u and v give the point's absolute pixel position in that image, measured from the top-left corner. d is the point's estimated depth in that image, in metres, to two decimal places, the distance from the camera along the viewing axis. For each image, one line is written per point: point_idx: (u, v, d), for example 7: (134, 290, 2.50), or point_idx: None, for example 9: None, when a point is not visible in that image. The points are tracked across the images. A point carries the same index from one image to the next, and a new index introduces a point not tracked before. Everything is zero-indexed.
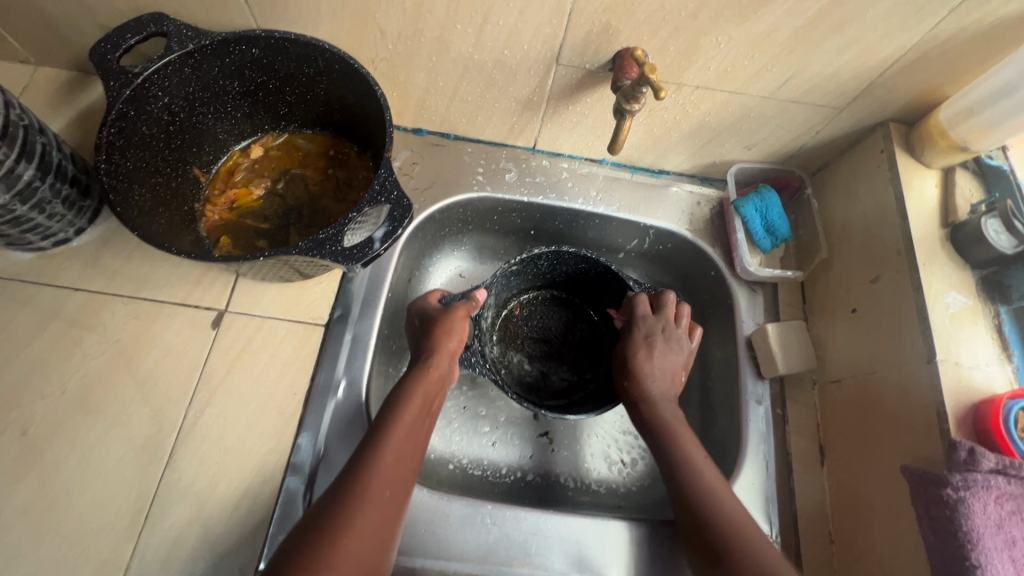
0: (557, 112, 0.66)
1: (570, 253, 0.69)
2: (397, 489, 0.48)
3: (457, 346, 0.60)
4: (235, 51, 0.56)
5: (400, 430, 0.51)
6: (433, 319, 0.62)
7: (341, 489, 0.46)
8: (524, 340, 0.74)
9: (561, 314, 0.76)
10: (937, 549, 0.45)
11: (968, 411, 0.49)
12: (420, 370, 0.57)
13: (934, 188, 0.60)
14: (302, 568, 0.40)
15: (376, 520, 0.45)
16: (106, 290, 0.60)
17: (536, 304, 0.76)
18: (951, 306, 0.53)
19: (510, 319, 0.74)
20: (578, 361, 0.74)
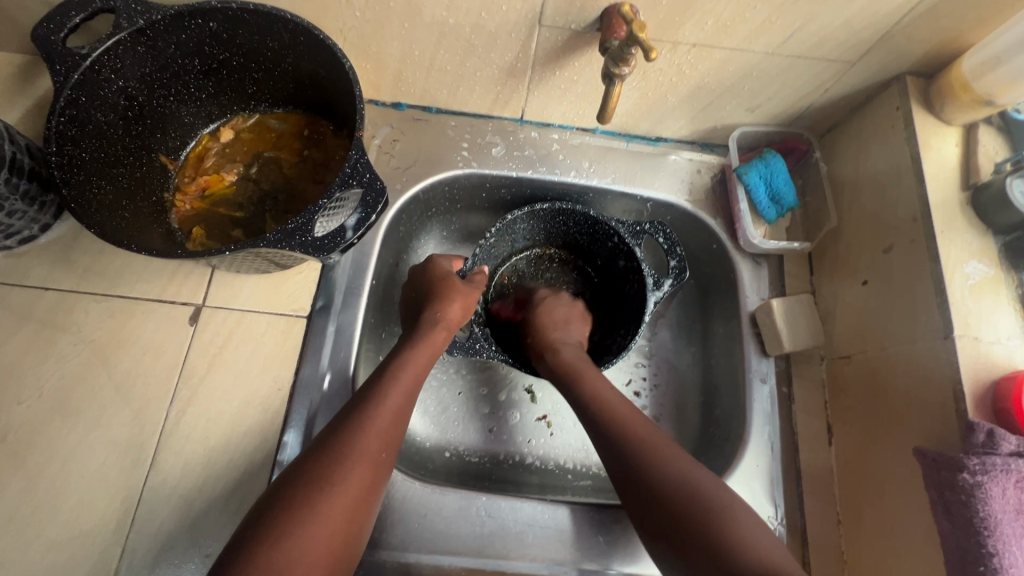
0: (543, 79, 0.62)
1: (545, 209, 0.67)
2: (378, 468, 0.46)
3: (460, 315, 0.60)
4: (190, 26, 0.52)
5: (392, 407, 0.49)
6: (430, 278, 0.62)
7: (318, 460, 0.44)
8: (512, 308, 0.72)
9: (550, 274, 0.74)
10: (951, 535, 0.44)
11: (987, 389, 0.46)
12: (425, 337, 0.56)
13: (955, 147, 0.55)
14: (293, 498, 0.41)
15: (349, 501, 0.43)
16: (78, 288, 0.58)
17: (526, 269, 0.73)
18: (971, 277, 0.50)
19: (500, 288, 0.72)
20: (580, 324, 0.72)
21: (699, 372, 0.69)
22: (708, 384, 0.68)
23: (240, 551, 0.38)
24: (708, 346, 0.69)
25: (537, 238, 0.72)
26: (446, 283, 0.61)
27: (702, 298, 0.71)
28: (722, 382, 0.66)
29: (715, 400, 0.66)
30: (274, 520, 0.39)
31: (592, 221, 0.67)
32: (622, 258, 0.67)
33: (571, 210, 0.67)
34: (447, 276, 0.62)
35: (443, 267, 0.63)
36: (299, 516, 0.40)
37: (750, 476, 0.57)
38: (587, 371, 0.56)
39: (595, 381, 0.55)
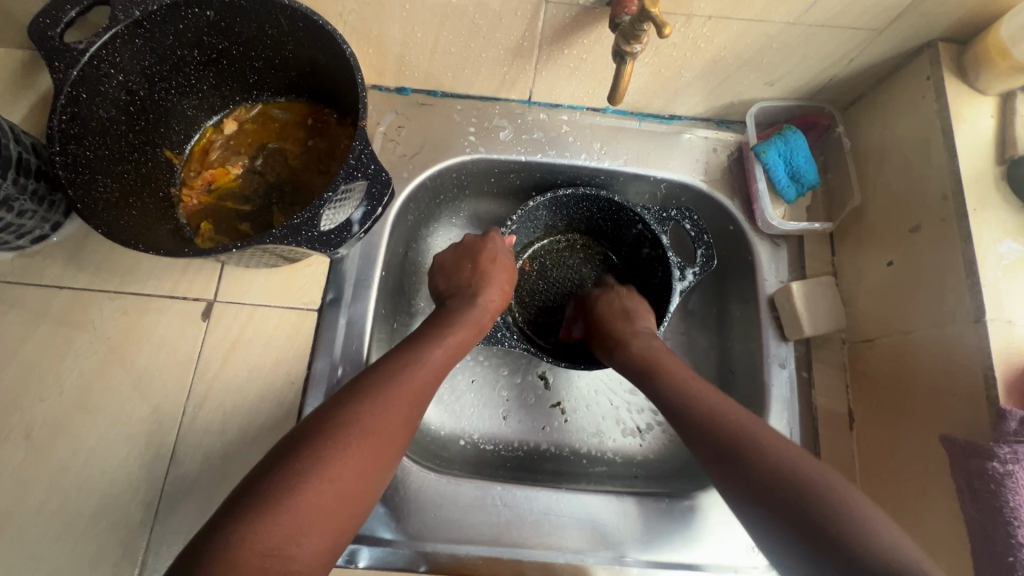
0: (551, 58, 0.59)
1: (567, 195, 0.65)
2: (405, 423, 0.46)
3: (497, 299, 0.60)
4: (188, 15, 0.51)
5: (423, 371, 0.49)
6: (475, 248, 0.63)
7: (348, 403, 0.45)
8: (534, 295, 0.70)
9: (572, 261, 0.72)
10: (979, 525, 0.43)
11: (1019, 376, 0.44)
12: (469, 315, 0.57)
13: (990, 118, 0.51)
14: (339, 420, 0.43)
15: (372, 446, 0.43)
16: (92, 286, 0.58)
17: (546, 257, 0.72)
18: (1005, 257, 0.47)
19: (522, 277, 0.71)
20: None
21: (716, 357, 0.68)
22: (724, 369, 0.66)
23: (263, 476, 0.39)
24: (725, 330, 0.68)
25: (556, 223, 0.70)
26: (494, 265, 0.62)
27: (718, 280, 0.69)
28: (739, 367, 0.65)
29: (731, 385, 0.65)
30: (318, 440, 0.41)
31: (613, 206, 0.65)
32: (647, 245, 0.65)
33: (594, 195, 0.65)
34: (496, 257, 0.62)
35: (497, 244, 0.63)
36: (322, 449, 0.41)
37: None
38: (665, 359, 0.55)
39: (671, 368, 0.54)
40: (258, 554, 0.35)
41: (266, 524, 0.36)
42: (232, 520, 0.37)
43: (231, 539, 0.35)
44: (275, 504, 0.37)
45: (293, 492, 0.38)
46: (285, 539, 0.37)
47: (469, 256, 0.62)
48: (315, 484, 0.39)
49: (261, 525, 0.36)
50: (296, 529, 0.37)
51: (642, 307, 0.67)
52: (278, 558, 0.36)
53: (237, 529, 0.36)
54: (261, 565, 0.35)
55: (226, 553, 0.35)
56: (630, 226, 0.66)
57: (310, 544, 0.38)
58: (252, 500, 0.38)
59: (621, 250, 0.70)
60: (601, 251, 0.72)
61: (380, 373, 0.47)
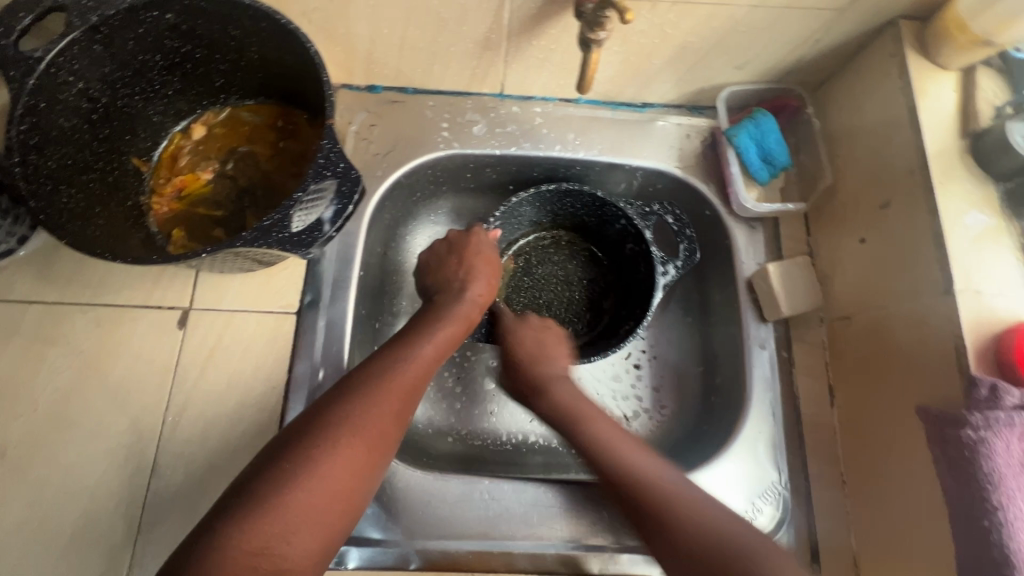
0: (520, 50, 0.59)
1: (550, 191, 0.65)
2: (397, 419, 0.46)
3: (485, 289, 0.60)
4: (147, 19, 0.50)
5: (415, 366, 0.49)
6: (460, 245, 0.62)
7: (339, 400, 0.44)
8: (520, 293, 0.70)
9: (557, 257, 0.72)
10: (955, 493, 0.43)
11: (990, 343, 0.45)
12: (457, 309, 0.56)
13: (953, 93, 0.52)
14: (330, 416, 0.43)
15: (365, 443, 0.43)
16: (63, 299, 0.57)
17: (531, 253, 0.72)
18: (971, 229, 0.48)
19: (507, 272, 0.70)
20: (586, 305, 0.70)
21: (698, 340, 0.68)
22: (707, 352, 0.67)
23: (252, 475, 0.40)
24: (706, 313, 0.68)
25: (542, 220, 0.71)
26: (484, 259, 0.61)
27: (697, 265, 0.70)
28: (721, 350, 0.65)
29: (714, 368, 0.65)
30: (307, 437, 0.41)
31: (596, 204, 0.66)
32: (630, 241, 0.66)
33: (579, 193, 0.65)
34: (481, 252, 0.62)
35: (481, 239, 0.63)
36: (313, 447, 0.41)
37: (751, 442, 0.58)
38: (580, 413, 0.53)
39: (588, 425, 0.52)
40: (247, 553, 0.36)
41: (255, 523, 0.37)
42: (215, 525, 0.37)
43: (217, 542, 0.35)
44: (264, 504, 0.38)
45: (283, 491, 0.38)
46: (275, 537, 0.37)
47: (456, 253, 0.62)
48: (305, 482, 0.39)
49: (250, 523, 0.37)
50: (287, 528, 0.37)
51: (628, 302, 0.67)
52: (267, 556, 0.36)
53: (224, 529, 0.36)
54: (250, 563, 0.35)
55: (213, 550, 0.35)
56: (614, 221, 0.66)
57: (302, 543, 0.38)
58: (241, 498, 0.38)
59: (605, 244, 0.70)
60: (585, 249, 0.72)
61: (371, 369, 0.47)
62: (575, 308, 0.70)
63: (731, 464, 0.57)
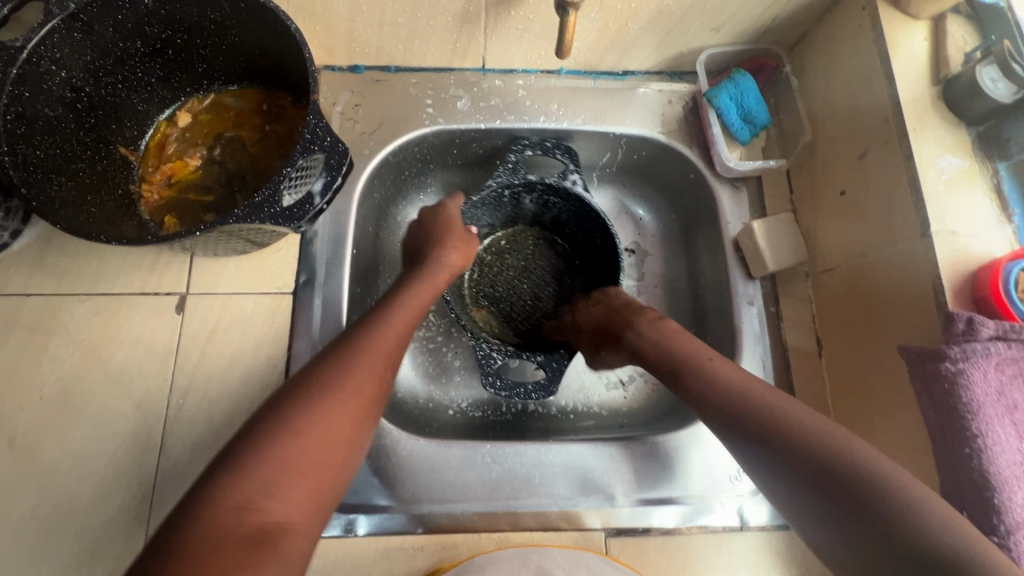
0: (498, 20, 0.60)
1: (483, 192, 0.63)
2: (375, 388, 0.46)
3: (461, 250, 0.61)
4: (125, 5, 0.51)
5: (385, 339, 0.49)
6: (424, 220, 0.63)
7: (317, 376, 0.44)
8: (518, 318, 0.69)
9: (501, 256, 0.71)
10: (936, 424, 0.45)
11: (966, 280, 0.46)
12: (430, 277, 0.58)
13: (924, 41, 0.53)
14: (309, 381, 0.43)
15: (347, 408, 0.43)
16: (59, 290, 0.58)
17: (482, 280, 0.70)
18: (945, 171, 0.49)
19: (485, 322, 0.69)
20: (562, 270, 0.72)
21: (689, 302, 0.70)
22: (698, 313, 0.68)
23: (236, 440, 0.39)
24: (695, 277, 0.70)
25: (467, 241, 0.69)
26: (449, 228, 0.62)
27: (684, 230, 0.72)
28: (711, 309, 0.67)
29: (705, 328, 0.67)
30: (292, 401, 0.42)
31: (515, 188, 0.65)
32: (578, 214, 0.67)
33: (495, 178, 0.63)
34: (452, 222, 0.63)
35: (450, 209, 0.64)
36: (297, 413, 0.41)
37: None
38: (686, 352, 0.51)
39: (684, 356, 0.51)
40: (231, 508, 0.35)
41: (240, 483, 0.36)
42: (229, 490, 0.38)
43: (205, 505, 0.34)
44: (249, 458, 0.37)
45: (268, 452, 0.38)
46: (260, 491, 0.36)
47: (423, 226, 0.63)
48: (289, 444, 0.39)
49: (236, 478, 0.36)
50: (273, 486, 0.37)
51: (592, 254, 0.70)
52: (253, 510, 0.35)
53: (209, 488, 0.35)
54: (237, 517, 0.34)
55: (201, 514, 0.34)
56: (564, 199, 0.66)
57: (290, 498, 0.37)
58: (226, 459, 0.38)
59: (539, 219, 0.71)
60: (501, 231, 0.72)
61: (348, 343, 0.48)
62: (554, 275, 0.71)
63: None
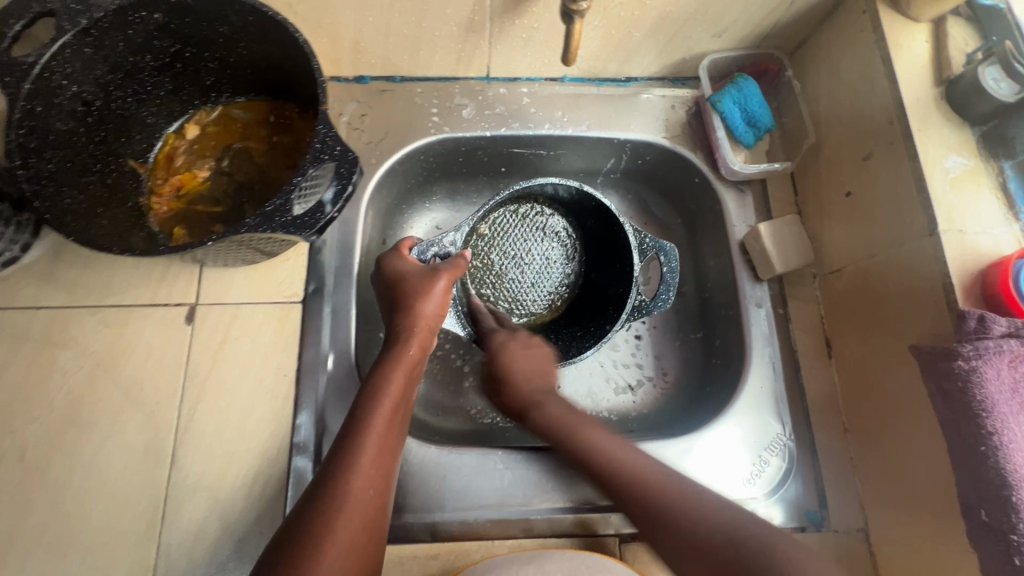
0: (503, 30, 0.60)
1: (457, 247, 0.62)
2: (379, 489, 0.46)
3: (451, 278, 0.57)
4: (136, 19, 0.51)
5: (369, 457, 0.46)
6: (398, 279, 0.56)
7: (308, 522, 0.41)
8: (556, 268, 0.71)
9: (479, 282, 0.69)
10: (951, 422, 0.44)
11: (975, 278, 0.46)
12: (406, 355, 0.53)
13: (925, 43, 0.54)
14: (305, 531, 0.41)
15: (358, 528, 0.43)
16: (69, 303, 0.58)
17: (518, 301, 0.69)
18: (951, 171, 0.49)
19: (566, 274, 0.71)
20: (502, 228, 0.69)
21: (696, 305, 0.70)
22: (707, 316, 0.68)
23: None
24: (703, 281, 0.70)
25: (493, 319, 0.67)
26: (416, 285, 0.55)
27: (690, 234, 0.72)
28: (719, 312, 0.67)
29: (714, 331, 0.67)
30: (292, 558, 0.39)
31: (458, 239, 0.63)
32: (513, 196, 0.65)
33: (426, 256, 0.61)
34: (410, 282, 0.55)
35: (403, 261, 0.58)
36: (313, 553, 0.40)
37: (755, 397, 0.59)
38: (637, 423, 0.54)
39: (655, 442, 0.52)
40: None
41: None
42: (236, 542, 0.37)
43: None
44: None
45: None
46: None
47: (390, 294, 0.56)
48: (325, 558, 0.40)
49: None
50: None
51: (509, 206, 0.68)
52: None
53: None
54: None
55: None
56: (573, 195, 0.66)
57: None
58: None
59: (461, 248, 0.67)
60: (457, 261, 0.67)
61: (348, 442, 0.46)
62: (515, 239, 0.70)
63: (737, 420, 0.58)
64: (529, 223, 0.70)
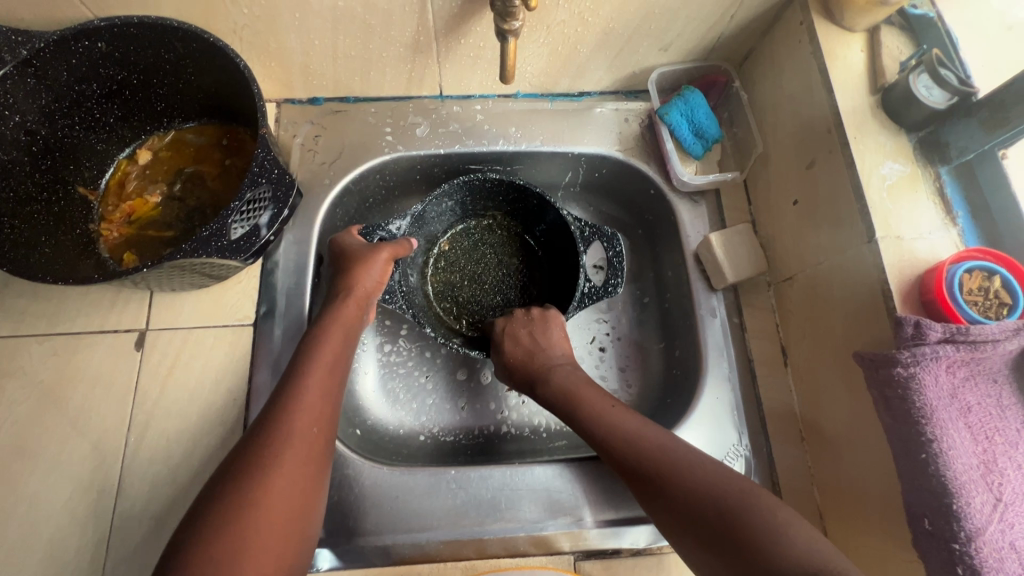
0: (450, 49, 0.61)
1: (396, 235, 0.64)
2: (323, 427, 0.48)
3: (393, 254, 0.60)
4: (78, 49, 0.51)
5: (306, 412, 0.47)
6: (345, 253, 0.60)
7: (239, 470, 0.43)
8: (515, 281, 0.72)
9: (440, 296, 0.71)
10: (895, 429, 0.44)
11: (913, 284, 0.46)
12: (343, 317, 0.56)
13: (861, 53, 0.55)
14: (237, 480, 0.42)
15: (292, 487, 0.43)
16: (16, 332, 0.57)
17: (478, 312, 0.71)
18: (888, 178, 0.50)
19: (525, 286, 0.72)
20: (463, 246, 0.73)
21: (656, 316, 0.70)
22: (666, 327, 0.68)
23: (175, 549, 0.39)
24: (661, 291, 0.70)
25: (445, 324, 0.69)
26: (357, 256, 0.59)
27: (648, 246, 0.72)
28: (677, 322, 0.67)
29: (673, 342, 0.67)
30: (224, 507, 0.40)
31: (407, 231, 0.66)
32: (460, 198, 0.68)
33: (372, 237, 0.63)
34: (349, 250, 0.60)
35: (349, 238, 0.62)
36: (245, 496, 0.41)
37: (711, 406, 0.59)
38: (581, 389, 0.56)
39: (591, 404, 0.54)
40: None
41: (217, 573, 0.37)
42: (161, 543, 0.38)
43: None
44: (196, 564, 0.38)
45: (231, 536, 0.39)
46: None
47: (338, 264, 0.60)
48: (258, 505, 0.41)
49: None
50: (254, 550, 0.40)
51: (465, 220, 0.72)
52: None
53: None
54: None
55: None
56: (513, 192, 0.68)
57: None
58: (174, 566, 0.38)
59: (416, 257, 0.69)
60: (418, 277, 0.70)
61: (291, 386, 0.49)
62: (474, 254, 0.73)
63: (693, 431, 0.58)
64: (487, 241, 0.73)
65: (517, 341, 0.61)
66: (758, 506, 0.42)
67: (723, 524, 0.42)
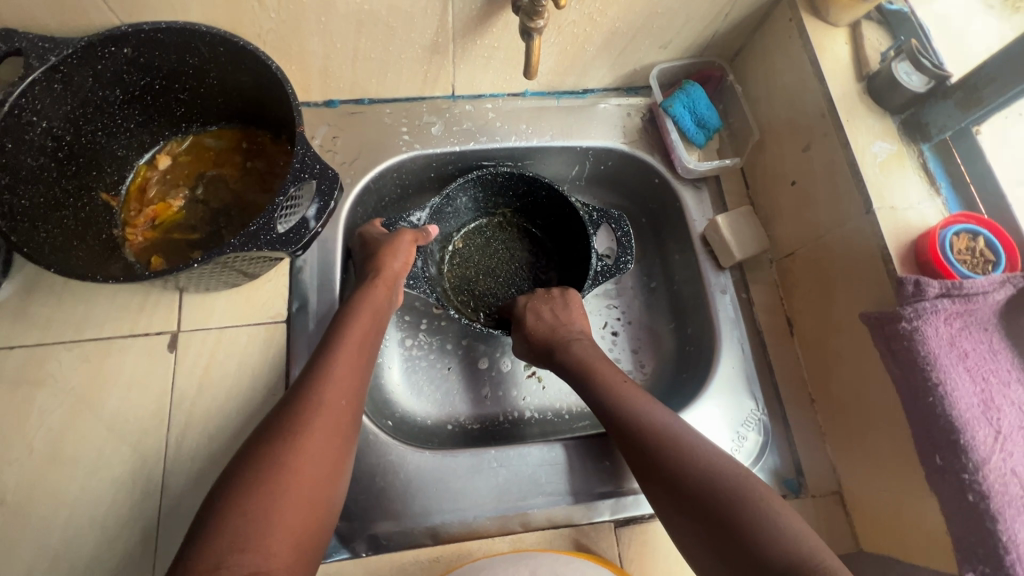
0: (466, 50, 0.64)
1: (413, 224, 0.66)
2: (351, 401, 0.50)
3: (415, 240, 0.63)
4: (106, 55, 0.52)
5: (336, 388, 0.49)
6: (375, 243, 0.62)
7: (272, 436, 0.44)
8: (527, 272, 0.76)
9: (457, 289, 0.73)
10: (902, 378, 0.49)
11: (909, 247, 0.52)
12: (371, 300, 0.57)
13: (845, 45, 0.60)
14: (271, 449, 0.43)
15: (323, 458, 0.45)
16: (44, 340, 0.57)
17: (494, 302, 0.73)
18: (879, 155, 0.55)
19: (537, 276, 0.75)
20: (476, 242, 0.76)
21: (666, 297, 0.74)
22: (677, 307, 0.72)
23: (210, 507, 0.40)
24: (670, 274, 0.74)
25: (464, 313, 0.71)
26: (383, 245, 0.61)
27: (654, 233, 0.76)
28: (688, 302, 0.71)
29: (685, 320, 0.71)
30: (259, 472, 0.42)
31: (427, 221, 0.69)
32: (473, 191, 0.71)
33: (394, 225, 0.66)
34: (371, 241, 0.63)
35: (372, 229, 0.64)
36: (279, 463, 0.42)
37: (728, 375, 0.63)
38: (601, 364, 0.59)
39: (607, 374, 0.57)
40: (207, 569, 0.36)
41: (249, 532, 0.39)
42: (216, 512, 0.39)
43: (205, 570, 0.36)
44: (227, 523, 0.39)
45: (260, 502, 0.40)
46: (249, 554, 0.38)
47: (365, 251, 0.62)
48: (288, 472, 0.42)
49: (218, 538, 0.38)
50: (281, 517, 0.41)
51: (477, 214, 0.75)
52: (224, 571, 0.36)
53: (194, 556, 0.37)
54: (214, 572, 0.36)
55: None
56: (522, 185, 0.71)
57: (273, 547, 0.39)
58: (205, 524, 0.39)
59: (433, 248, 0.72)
60: (436, 269, 0.72)
61: (323, 361, 0.50)
62: (487, 249, 0.76)
63: (714, 399, 0.62)
64: (499, 235, 0.76)
65: (539, 316, 0.64)
66: (756, 503, 0.45)
67: (719, 504, 0.45)
